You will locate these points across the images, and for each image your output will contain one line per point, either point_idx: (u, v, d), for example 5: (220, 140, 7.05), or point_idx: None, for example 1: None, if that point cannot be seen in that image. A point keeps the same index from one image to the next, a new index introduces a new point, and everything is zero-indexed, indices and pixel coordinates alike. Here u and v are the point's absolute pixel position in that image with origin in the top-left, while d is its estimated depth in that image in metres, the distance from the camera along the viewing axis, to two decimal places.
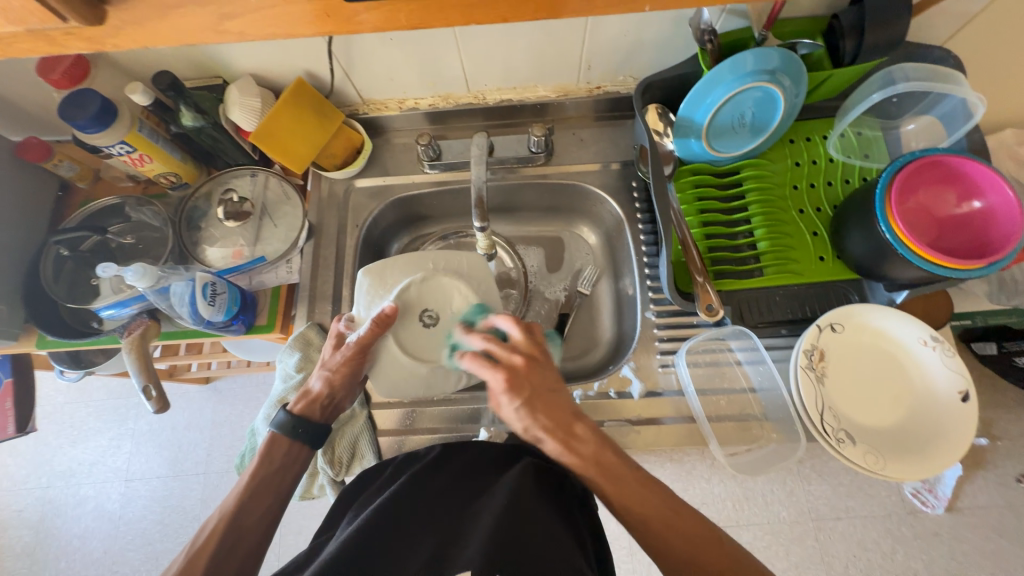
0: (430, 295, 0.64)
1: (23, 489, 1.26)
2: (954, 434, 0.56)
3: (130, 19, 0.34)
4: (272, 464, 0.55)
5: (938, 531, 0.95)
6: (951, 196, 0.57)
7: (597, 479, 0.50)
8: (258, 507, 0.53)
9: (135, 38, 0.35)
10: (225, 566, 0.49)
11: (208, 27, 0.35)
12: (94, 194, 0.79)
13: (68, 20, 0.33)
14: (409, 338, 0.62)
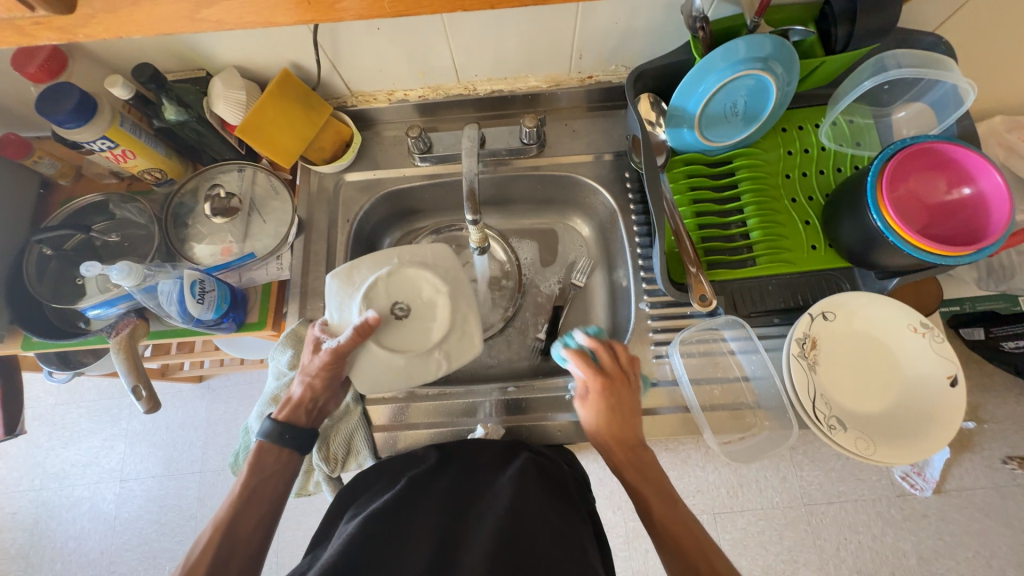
0: (397, 289, 0.60)
1: (16, 492, 1.25)
2: (943, 417, 0.57)
3: (103, 7, 0.33)
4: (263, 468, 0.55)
5: (927, 513, 0.97)
6: (941, 183, 0.57)
7: (626, 468, 0.56)
8: (255, 512, 0.53)
9: (107, 27, 0.34)
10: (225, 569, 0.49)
11: (184, 15, 0.34)
12: (77, 191, 0.78)
13: (36, 8, 0.32)
14: (387, 336, 0.59)
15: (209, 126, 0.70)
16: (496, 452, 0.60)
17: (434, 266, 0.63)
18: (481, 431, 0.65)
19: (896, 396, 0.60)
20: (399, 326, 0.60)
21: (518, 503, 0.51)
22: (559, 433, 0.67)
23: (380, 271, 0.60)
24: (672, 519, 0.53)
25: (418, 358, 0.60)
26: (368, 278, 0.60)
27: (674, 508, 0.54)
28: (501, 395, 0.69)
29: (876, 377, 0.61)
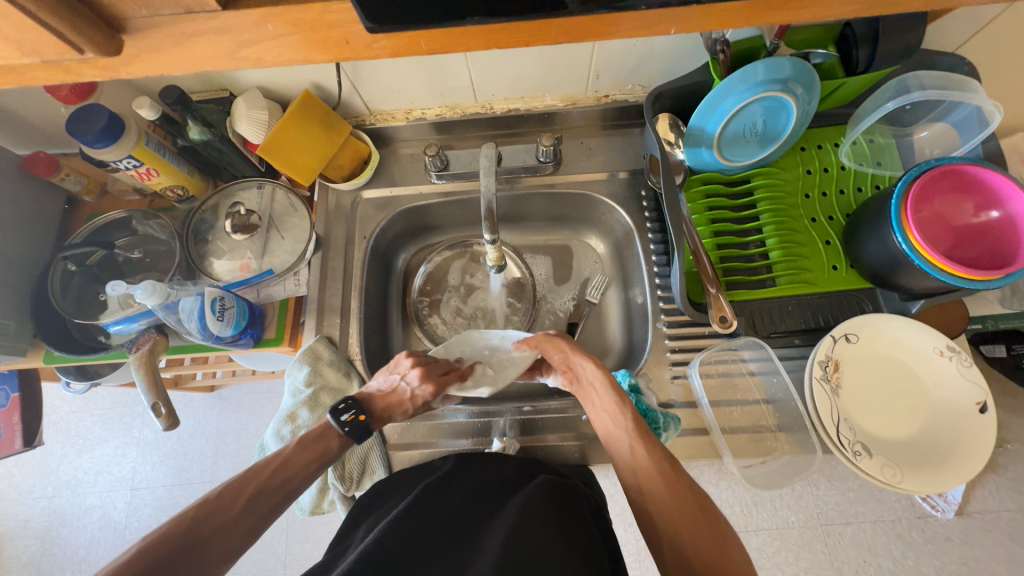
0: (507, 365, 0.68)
1: (29, 499, 1.26)
2: (973, 445, 0.55)
3: (147, 47, 0.31)
4: (299, 443, 0.54)
5: (949, 535, 0.94)
6: (969, 205, 0.56)
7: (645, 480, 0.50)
8: (271, 495, 0.49)
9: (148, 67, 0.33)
10: (224, 545, 0.44)
11: (224, 55, 0.32)
12: (101, 207, 0.79)
13: (84, 52, 0.30)
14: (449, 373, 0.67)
15: (231, 145, 0.71)
16: (510, 471, 0.60)
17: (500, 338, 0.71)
18: (498, 444, 0.65)
19: (922, 421, 0.58)
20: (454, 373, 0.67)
21: (529, 516, 0.51)
22: (575, 453, 0.66)
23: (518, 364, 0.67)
24: (653, 480, 0.50)
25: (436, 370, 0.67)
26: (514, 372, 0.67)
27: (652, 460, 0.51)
28: (516, 415, 0.68)
29: (901, 402, 0.59)
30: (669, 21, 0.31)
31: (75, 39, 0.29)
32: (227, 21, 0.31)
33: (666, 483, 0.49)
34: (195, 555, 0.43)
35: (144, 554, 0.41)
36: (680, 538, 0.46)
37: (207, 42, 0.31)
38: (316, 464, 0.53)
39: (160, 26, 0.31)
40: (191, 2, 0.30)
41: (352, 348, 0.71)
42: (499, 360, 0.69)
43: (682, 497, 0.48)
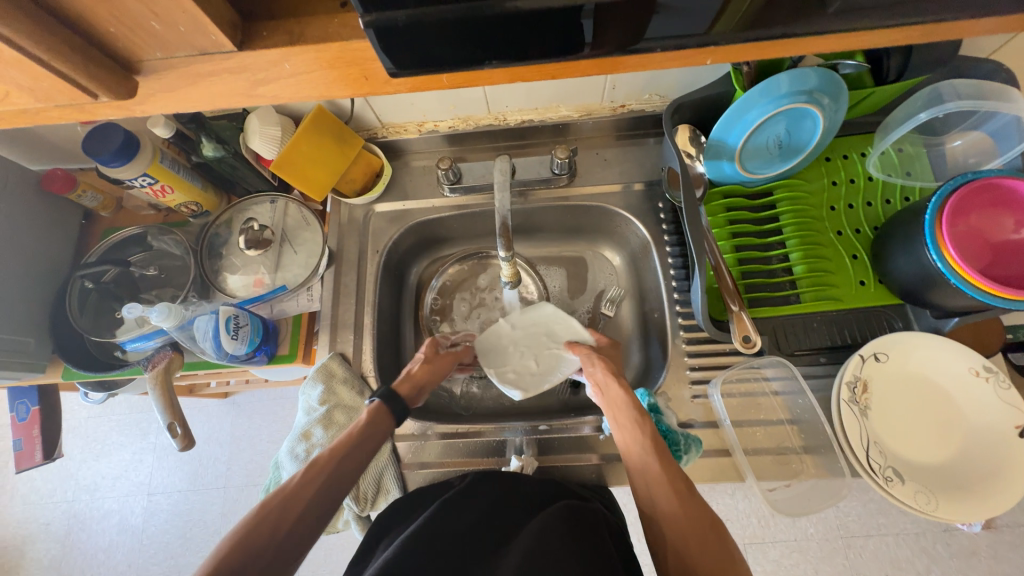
0: (551, 365, 0.70)
1: (50, 503, 1.28)
2: (1013, 472, 0.53)
3: (160, 87, 0.31)
4: (335, 455, 0.52)
5: (975, 550, 0.90)
6: (1007, 221, 0.54)
7: (654, 491, 0.50)
8: (316, 511, 0.48)
9: (164, 105, 0.32)
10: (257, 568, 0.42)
11: (239, 91, 0.32)
12: (116, 222, 0.79)
13: (98, 96, 0.30)
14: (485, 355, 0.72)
15: (245, 160, 0.71)
16: (531, 492, 0.58)
17: (556, 335, 0.72)
18: (515, 463, 0.64)
19: (957, 445, 0.56)
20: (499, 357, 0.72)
21: (544, 535, 0.50)
22: (593, 473, 0.65)
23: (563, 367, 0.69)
24: (663, 490, 0.49)
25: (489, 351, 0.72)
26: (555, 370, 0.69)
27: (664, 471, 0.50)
28: (531, 433, 0.67)
29: (935, 425, 0.57)
30: (705, 53, 0.32)
31: (91, 86, 0.29)
32: (243, 61, 0.30)
33: (678, 498, 0.48)
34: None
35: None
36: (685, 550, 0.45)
37: (220, 81, 0.31)
38: (356, 472, 0.52)
39: (175, 67, 0.31)
40: (206, 44, 0.30)
41: (365, 364, 0.71)
42: (548, 354, 0.71)
43: (693, 512, 0.47)
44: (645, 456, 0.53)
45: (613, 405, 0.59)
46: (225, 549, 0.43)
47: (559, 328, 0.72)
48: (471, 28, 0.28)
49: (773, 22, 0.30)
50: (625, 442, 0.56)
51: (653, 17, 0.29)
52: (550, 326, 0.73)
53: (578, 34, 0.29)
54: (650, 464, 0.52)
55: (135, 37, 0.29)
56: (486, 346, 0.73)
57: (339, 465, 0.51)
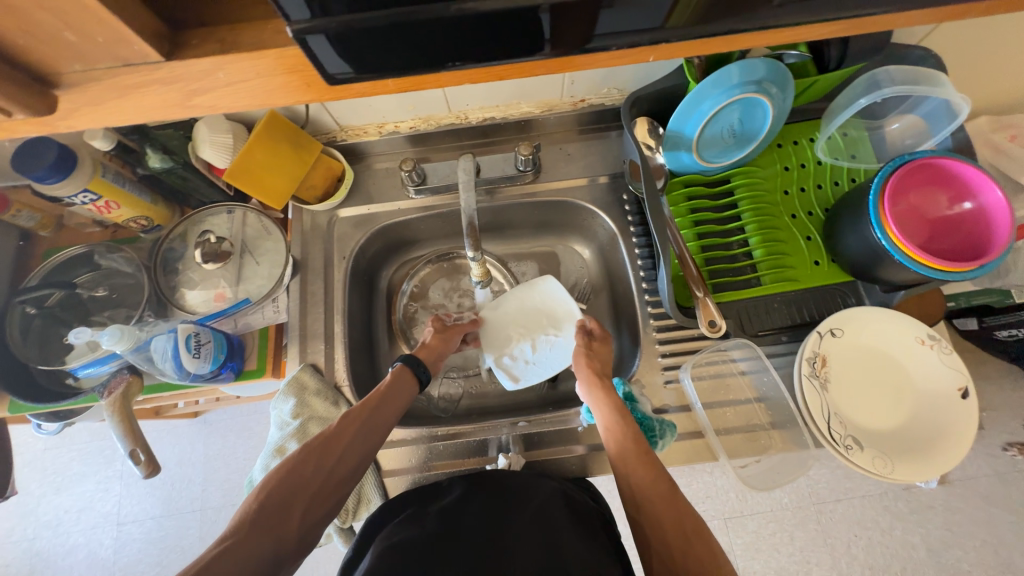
0: (546, 352, 0.72)
1: (9, 543, 1.21)
2: (958, 430, 0.57)
3: (84, 100, 0.31)
4: (369, 407, 0.56)
5: (932, 505, 0.96)
6: (942, 197, 0.58)
7: (648, 498, 0.49)
8: (355, 453, 0.53)
9: (91, 119, 0.31)
10: (286, 521, 0.46)
11: (174, 104, 0.31)
12: (58, 242, 0.74)
13: (14, 112, 0.30)
14: (486, 333, 0.74)
15: (195, 170, 0.68)
16: (521, 485, 0.57)
17: (553, 320, 0.74)
18: (503, 461, 0.63)
19: (908, 410, 0.60)
20: (500, 339, 0.73)
21: (549, 538, 0.50)
22: (574, 464, 0.66)
23: (559, 352, 0.72)
24: (646, 483, 0.50)
25: (491, 330, 0.74)
26: (550, 356, 0.72)
27: (646, 466, 0.51)
28: (514, 430, 0.67)
29: (888, 391, 0.61)
30: (649, 49, 0.33)
31: (3, 102, 0.29)
32: (173, 71, 0.30)
33: (659, 492, 0.49)
34: (299, 502, 0.47)
35: (257, 507, 0.45)
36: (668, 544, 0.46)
37: (148, 93, 0.31)
38: (389, 425, 0.57)
39: (98, 80, 0.30)
40: (130, 54, 0.29)
41: (339, 373, 0.69)
42: (543, 340, 0.72)
43: (675, 507, 0.48)
44: (628, 453, 0.52)
45: (597, 406, 0.59)
46: (279, 477, 0.48)
47: (559, 314, 0.74)
48: (407, 33, 0.28)
49: (720, 23, 0.31)
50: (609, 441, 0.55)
51: (584, 18, 0.29)
52: (552, 309, 0.74)
53: (514, 37, 0.30)
54: (633, 461, 0.52)
55: (50, 49, 0.28)
56: (491, 325, 0.74)
57: (375, 414, 0.56)
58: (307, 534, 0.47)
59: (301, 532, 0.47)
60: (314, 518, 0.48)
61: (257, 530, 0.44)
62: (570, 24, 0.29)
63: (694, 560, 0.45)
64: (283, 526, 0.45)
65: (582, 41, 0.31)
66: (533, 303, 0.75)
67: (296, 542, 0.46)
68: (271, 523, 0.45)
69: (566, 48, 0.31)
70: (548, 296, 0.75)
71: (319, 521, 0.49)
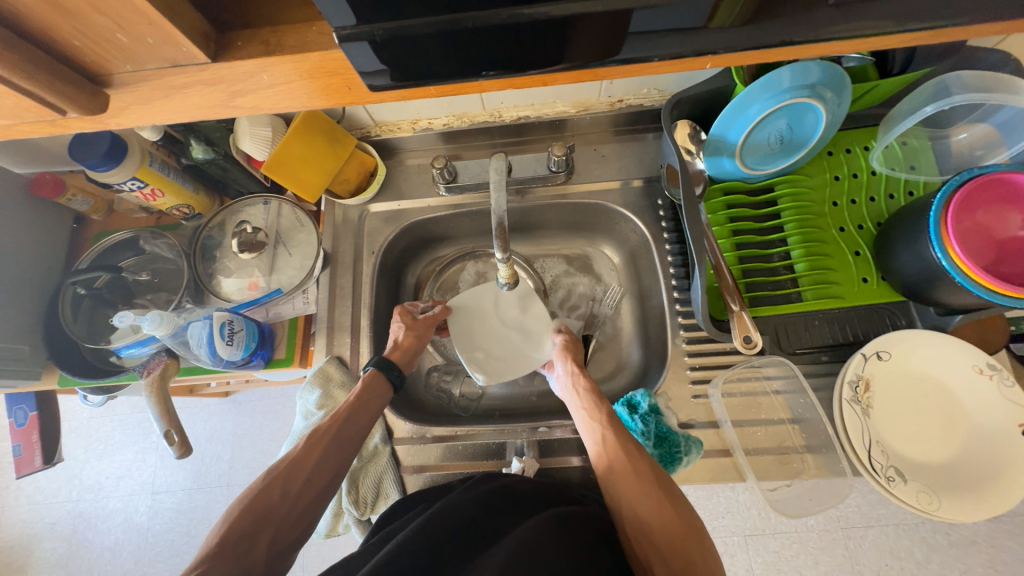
0: (519, 357, 0.70)
1: (55, 503, 1.29)
2: (1016, 470, 0.52)
3: (134, 99, 0.32)
4: (338, 419, 0.57)
5: (974, 539, 0.89)
6: (1014, 217, 0.53)
7: (632, 498, 0.51)
8: (324, 472, 0.54)
9: (139, 117, 0.33)
10: (251, 550, 0.47)
11: (218, 103, 0.32)
12: (108, 226, 0.78)
13: (69, 110, 0.31)
14: (456, 327, 0.72)
15: (234, 162, 0.70)
16: (530, 487, 0.57)
17: (532, 326, 0.71)
18: (518, 465, 0.63)
19: (958, 443, 0.55)
20: (473, 339, 0.71)
21: (528, 541, 0.46)
22: (593, 474, 0.65)
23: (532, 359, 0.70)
24: (641, 498, 0.51)
25: (463, 328, 0.71)
26: (522, 362, 0.70)
27: (636, 473, 0.52)
28: (532, 435, 0.66)
29: (937, 422, 0.57)
30: (702, 58, 0.32)
31: (60, 101, 0.30)
32: (218, 72, 0.31)
33: (655, 503, 0.50)
34: (267, 528, 0.49)
35: (219, 539, 0.46)
36: (656, 547, 0.48)
37: (195, 93, 0.31)
38: (360, 434, 0.58)
39: (146, 79, 0.31)
40: (178, 55, 0.30)
41: (362, 367, 0.71)
42: (519, 344, 0.71)
43: (661, 510, 0.49)
44: (615, 458, 0.54)
45: (575, 395, 0.62)
46: (244, 505, 0.49)
47: (541, 321, 0.71)
48: (448, 41, 0.27)
49: (772, 30, 0.29)
50: (588, 430, 0.58)
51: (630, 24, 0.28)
52: (533, 315, 0.72)
53: (560, 43, 0.29)
54: (623, 470, 0.53)
55: (103, 49, 0.29)
56: (458, 321, 0.72)
57: (343, 427, 0.57)
58: (279, 554, 0.49)
59: (267, 561, 0.48)
60: (284, 541, 0.50)
61: (226, 558, 0.45)
62: (616, 29, 0.28)
63: (680, 551, 0.47)
64: (250, 553, 0.47)
65: (629, 47, 0.30)
66: (514, 306, 0.72)
67: (266, 567, 0.48)
68: (238, 551, 0.46)
69: (606, 55, 0.30)
70: (532, 300, 0.72)
71: (288, 544, 0.50)
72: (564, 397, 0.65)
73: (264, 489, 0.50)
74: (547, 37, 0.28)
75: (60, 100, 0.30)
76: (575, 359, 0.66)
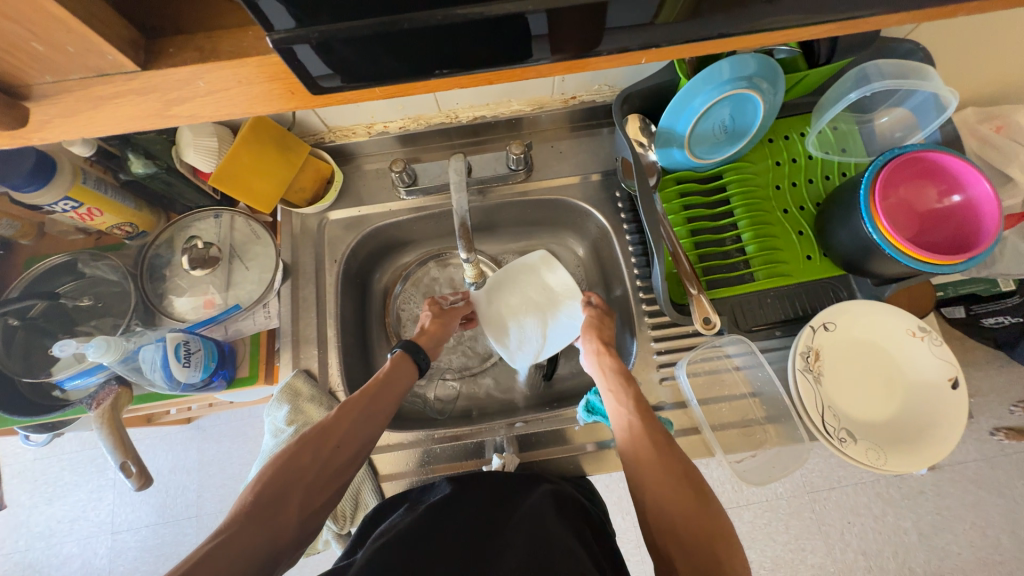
0: (552, 335, 0.74)
1: (1, 555, 1.19)
2: (946, 421, 0.58)
3: (57, 112, 0.30)
4: (367, 396, 0.56)
5: (923, 490, 0.97)
6: (932, 191, 0.58)
7: (659, 479, 0.49)
8: (352, 442, 0.53)
9: (64, 131, 0.31)
10: (283, 511, 0.46)
11: (152, 114, 0.31)
12: (40, 251, 0.73)
13: None
14: (484, 316, 0.76)
15: (180, 175, 0.66)
16: (511, 483, 0.57)
17: (555, 303, 0.75)
18: (498, 462, 0.63)
19: (899, 400, 0.60)
20: (506, 327, 0.75)
21: (526, 535, 0.48)
22: (571, 464, 0.66)
23: (565, 335, 0.73)
24: (663, 491, 0.48)
25: (494, 316, 0.75)
26: (553, 340, 0.73)
27: (662, 464, 0.50)
28: (510, 431, 0.67)
29: (880, 383, 0.61)
30: (641, 53, 0.33)
31: None
32: (149, 81, 0.29)
33: (681, 494, 0.48)
34: (295, 494, 0.47)
35: (253, 499, 0.45)
36: (679, 541, 0.45)
37: (125, 103, 0.30)
38: (388, 411, 0.57)
39: (70, 90, 0.30)
40: (104, 64, 0.29)
41: (333, 379, 0.69)
42: (547, 324, 0.74)
43: (685, 499, 0.47)
44: (641, 445, 0.52)
45: (602, 374, 0.61)
46: (275, 466, 0.48)
47: (563, 296, 0.74)
48: (392, 42, 0.28)
49: (703, 24, 0.31)
50: (614, 413, 0.57)
51: (567, 21, 0.29)
52: (554, 292, 0.75)
53: (500, 41, 0.29)
54: (648, 458, 0.51)
55: (18, 60, 0.28)
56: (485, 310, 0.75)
57: (371, 404, 0.56)
58: (309, 520, 0.47)
59: (300, 521, 0.47)
60: (313, 506, 0.48)
61: (256, 520, 0.44)
62: (557, 29, 0.29)
63: (702, 537, 0.45)
64: (281, 517, 0.45)
65: (568, 45, 0.31)
66: (536, 287, 0.76)
67: (292, 537, 0.46)
68: (267, 515, 0.45)
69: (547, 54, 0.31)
70: (549, 277, 0.76)
71: (319, 507, 0.49)
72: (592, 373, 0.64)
73: (294, 455, 0.49)
74: (488, 37, 0.29)
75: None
76: (600, 338, 0.65)
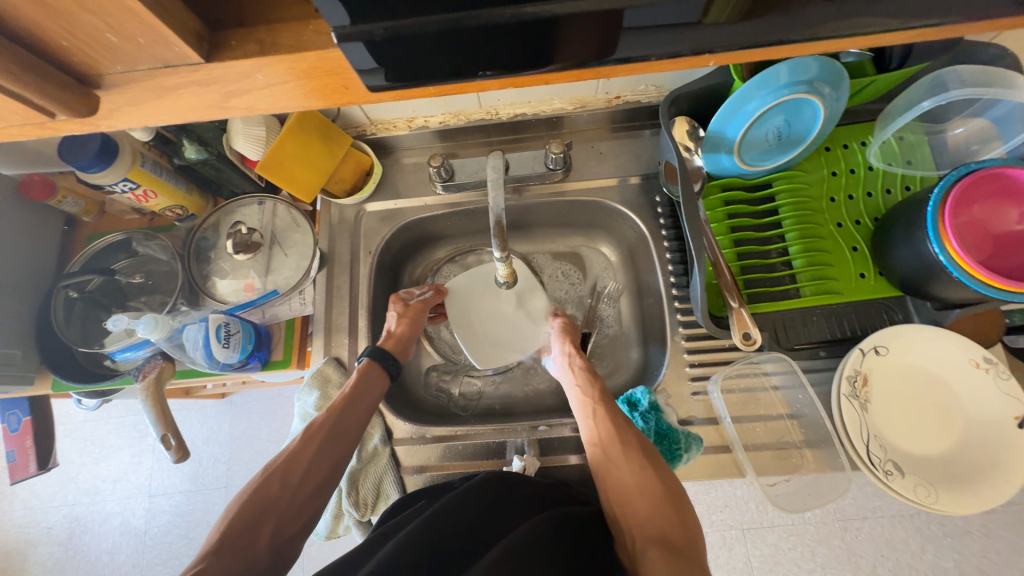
0: (517, 342, 0.73)
1: (51, 507, 1.28)
2: (1011, 462, 0.53)
3: (125, 100, 0.31)
4: (338, 408, 0.57)
5: (969, 529, 0.90)
6: (1012, 212, 0.53)
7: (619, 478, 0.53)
8: (323, 463, 0.54)
9: (129, 119, 0.32)
10: (254, 538, 0.48)
11: (212, 104, 0.32)
12: (100, 228, 0.77)
13: (58, 112, 0.30)
14: (451, 309, 0.73)
15: (228, 161, 0.69)
16: (526, 492, 0.56)
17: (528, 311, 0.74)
18: (518, 464, 0.63)
19: (956, 436, 0.56)
20: (472, 326, 0.73)
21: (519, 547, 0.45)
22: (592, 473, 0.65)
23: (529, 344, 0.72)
24: (633, 486, 0.52)
25: (462, 314, 0.73)
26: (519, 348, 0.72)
27: (630, 467, 0.53)
28: (532, 433, 0.66)
29: (934, 416, 0.57)
30: (700, 57, 0.32)
31: (50, 104, 0.29)
32: (211, 73, 0.30)
33: (645, 486, 0.52)
34: (266, 525, 0.49)
35: (222, 534, 0.47)
36: (647, 532, 0.48)
37: (186, 93, 0.31)
38: (360, 421, 0.59)
39: (137, 80, 0.31)
40: (169, 56, 0.29)
41: None
42: (516, 331, 0.73)
43: (653, 500, 0.50)
44: (611, 447, 0.55)
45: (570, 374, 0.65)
46: (240, 505, 0.49)
47: (535, 307, 0.74)
48: (445, 40, 0.27)
49: (766, 28, 0.29)
50: (585, 417, 0.60)
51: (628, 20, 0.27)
52: (527, 301, 0.74)
53: (558, 40, 0.28)
54: (617, 454, 0.54)
55: (91, 49, 0.29)
56: (457, 296, 0.74)
57: (342, 417, 0.57)
58: (281, 545, 0.49)
59: (269, 554, 0.48)
60: (286, 534, 0.50)
61: (223, 554, 0.45)
62: (617, 29, 0.28)
63: (671, 538, 0.47)
64: (251, 546, 0.47)
65: (629, 45, 0.29)
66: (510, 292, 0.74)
67: (267, 561, 0.47)
68: (240, 544, 0.47)
69: (604, 55, 0.29)
70: (526, 284, 0.74)
71: (290, 537, 0.50)
72: (560, 376, 0.67)
73: (267, 480, 0.51)
74: (546, 36, 0.28)
75: (47, 102, 0.29)
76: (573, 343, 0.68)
